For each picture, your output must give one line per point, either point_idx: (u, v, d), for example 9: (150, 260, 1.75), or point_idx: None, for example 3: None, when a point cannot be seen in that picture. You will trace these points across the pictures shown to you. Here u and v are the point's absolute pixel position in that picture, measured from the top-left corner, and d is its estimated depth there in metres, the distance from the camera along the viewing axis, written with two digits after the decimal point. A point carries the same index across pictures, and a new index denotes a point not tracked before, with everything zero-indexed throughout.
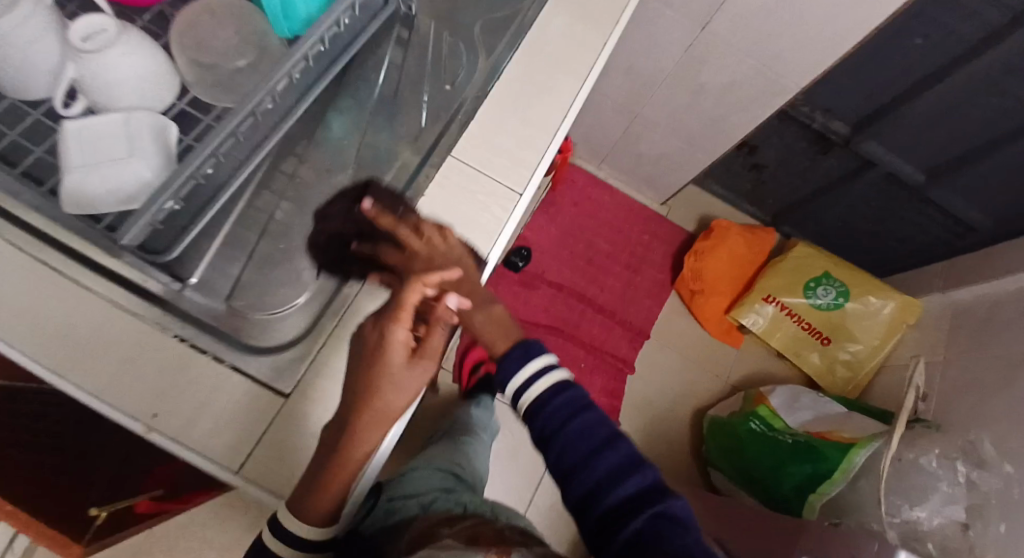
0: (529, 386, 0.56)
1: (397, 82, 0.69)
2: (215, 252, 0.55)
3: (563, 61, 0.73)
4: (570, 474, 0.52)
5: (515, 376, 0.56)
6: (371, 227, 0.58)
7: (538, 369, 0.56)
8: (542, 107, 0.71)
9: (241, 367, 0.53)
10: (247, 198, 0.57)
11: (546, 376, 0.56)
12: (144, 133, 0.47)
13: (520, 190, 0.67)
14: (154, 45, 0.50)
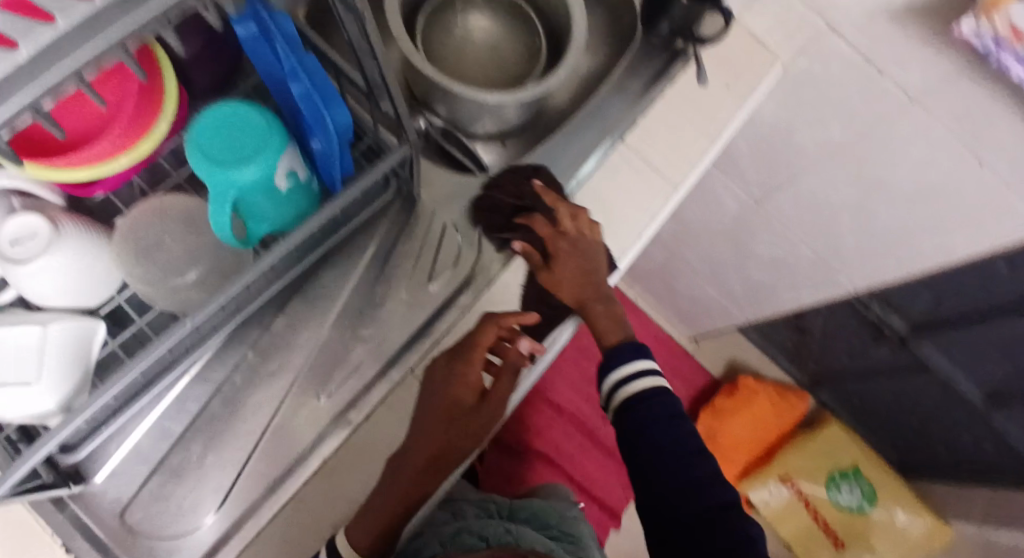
0: (633, 380, 0.58)
1: (388, 247, 0.61)
2: (126, 454, 0.52)
3: (713, 101, 0.73)
4: (655, 472, 0.56)
5: (624, 366, 0.59)
6: (534, 199, 0.60)
7: (645, 368, 0.59)
8: (685, 142, 0.71)
9: None
10: (178, 389, 0.54)
11: (650, 377, 0.59)
12: (65, 352, 0.42)
13: (653, 215, 0.68)
14: (92, 237, 0.44)
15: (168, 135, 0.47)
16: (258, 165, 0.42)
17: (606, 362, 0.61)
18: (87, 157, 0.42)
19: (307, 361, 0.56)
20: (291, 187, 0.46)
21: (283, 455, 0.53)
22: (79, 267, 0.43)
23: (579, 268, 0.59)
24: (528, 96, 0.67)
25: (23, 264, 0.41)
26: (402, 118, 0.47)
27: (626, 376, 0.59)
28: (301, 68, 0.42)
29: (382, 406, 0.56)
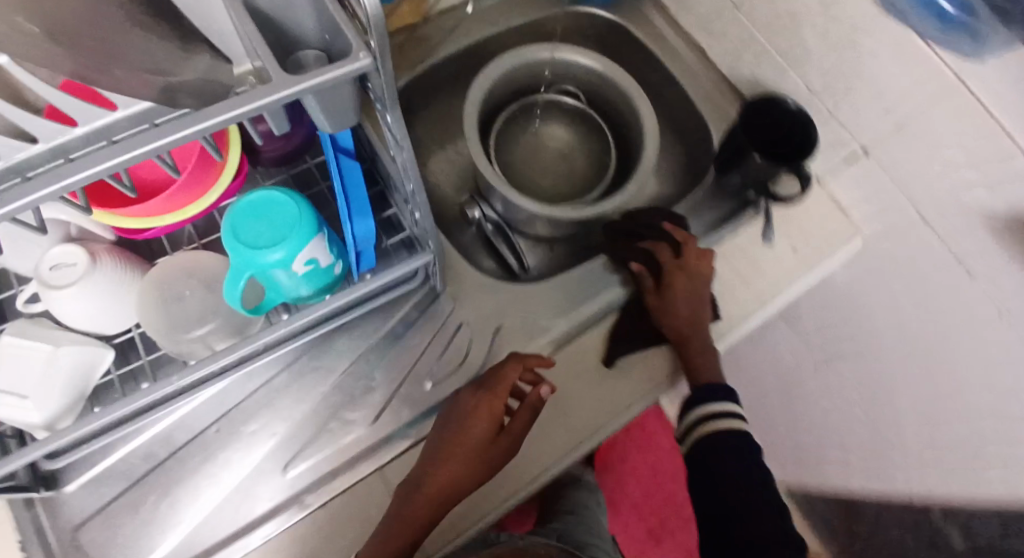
0: (714, 418, 0.63)
1: (405, 328, 0.60)
2: (103, 470, 0.54)
3: (830, 223, 0.72)
4: (728, 500, 0.60)
5: (709, 404, 0.63)
6: (663, 233, 0.66)
7: (726, 410, 0.63)
8: (810, 243, 0.71)
9: None
10: (169, 422, 0.55)
11: (728, 418, 0.63)
12: (67, 376, 0.46)
13: (753, 312, 0.68)
14: (128, 275, 0.48)
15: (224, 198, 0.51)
16: (281, 249, 0.44)
17: (693, 399, 0.64)
18: (138, 212, 0.46)
19: (293, 427, 0.56)
20: (308, 271, 0.47)
21: (241, 516, 0.53)
22: (105, 303, 0.47)
23: (686, 304, 0.62)
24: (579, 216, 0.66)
25: (59, 289, 0.45)
26: (428, 227, 0.48)
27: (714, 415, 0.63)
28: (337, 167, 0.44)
29: (342, 497, 0.55)
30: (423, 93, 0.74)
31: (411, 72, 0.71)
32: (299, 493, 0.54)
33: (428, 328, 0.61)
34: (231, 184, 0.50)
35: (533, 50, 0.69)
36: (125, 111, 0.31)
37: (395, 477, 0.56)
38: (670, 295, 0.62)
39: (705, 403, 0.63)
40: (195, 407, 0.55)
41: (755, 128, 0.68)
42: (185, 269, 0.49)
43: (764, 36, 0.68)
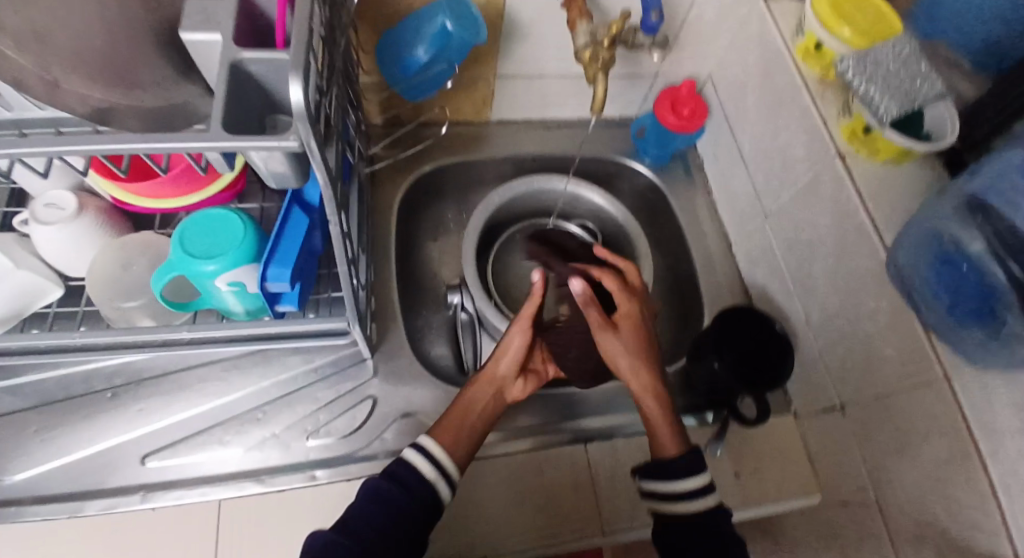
0: (675, 491, 0.49)
1: (322, 379, 0.62)
2: (14, 385, 0.59)
3: (790, 465, 0.66)
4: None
5: (672, 480, 0.49)
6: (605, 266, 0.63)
7: (692, 485, 0.49)
8: (764, 475, 0.65)
9: None
10: (89, 368, 0.60)
11: (693, 488, 0.49)
12: (16, 292, 0.52)
13: None
14: (103, 230, 0.53)
15: (211, 202, 0.53)
16: (211, 264, 0.47)
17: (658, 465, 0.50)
18: (123, 188, 0.50)
19: (181, 424, 0.59)
20: (233, 291, 0.50)
21: (96, 480, 0.56)
22: (72, 248, 0.52)
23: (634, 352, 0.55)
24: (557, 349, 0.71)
25: (40, 222, 0.50)
26: (347, 294, 0.50)
27: (679, 492, 0.49)
28: (286, 211, 0.48)
29: (174, 508, 0.54)
30: (460, 184, 0.79)
31: (456, 162, 0.76)
32: (145, 485, 0.56)
33: (338, 390, 0.62)
34: (216, 194, 0.53)
35: (551, 181, 0.75)
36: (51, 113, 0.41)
37: (227, 515, 0.54)
38: (612, 344, 0.55)
39: (665, 477, 0.50)
40: (114, 366, 0.60)
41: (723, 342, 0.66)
42: (143, 249, 0.53)
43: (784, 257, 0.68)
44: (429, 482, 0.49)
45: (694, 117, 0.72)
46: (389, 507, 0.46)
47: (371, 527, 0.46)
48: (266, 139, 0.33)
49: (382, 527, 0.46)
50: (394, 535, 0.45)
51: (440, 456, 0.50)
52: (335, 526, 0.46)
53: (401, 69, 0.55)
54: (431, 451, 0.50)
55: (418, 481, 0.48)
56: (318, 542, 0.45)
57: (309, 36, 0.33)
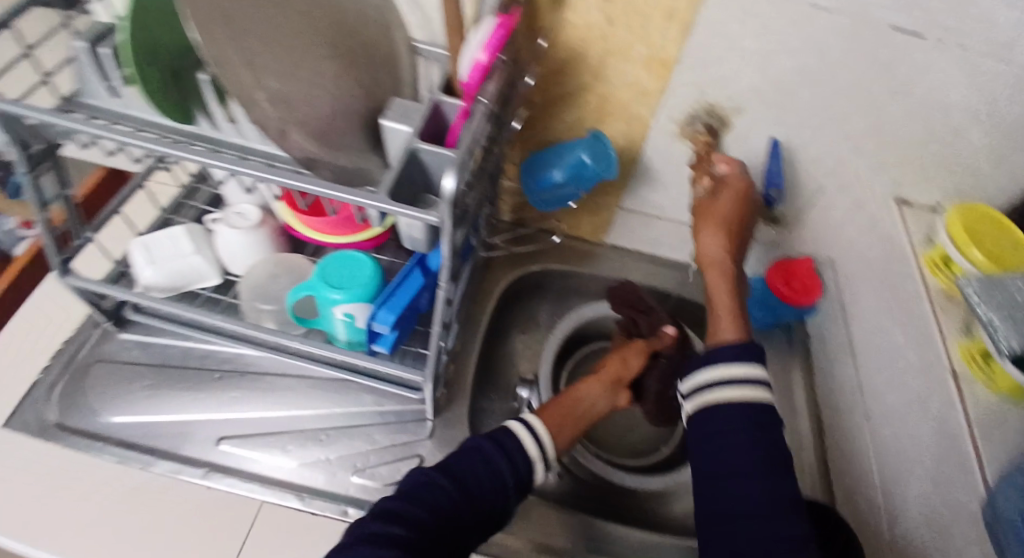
0: (708, 387, 0.49)
1: (384, 422, 0.68)
2: (148, 343, 0.71)
3: None
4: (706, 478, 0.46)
5: (711, 368, 0.49)
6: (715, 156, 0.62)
7: (735, 376, 0.48)
8: None
9: (32, 392, 0.66)
10: (205, 348, 0.70)
11: (735, 386, 0.48)
12: (184, 272, 0.63)
13: None
14: (267, 244, 0.64)
15: (355, 246, 0.63)
16: (341, 292, 0.55)
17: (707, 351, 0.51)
18: (296, 218, 0.61)
19: (256, 421, 0.66)
20: (344, 321, 0.58)
21: (174, 445, 0.64)
22: (241, 251, 0.63)
23: (721, 235, 0.57)
24: (615, 478, 0.69)
25: (230, 226, 0.62)
26: (431, 353, 0.56)
27: (725, 376, 0.48)
28: (408, 270, 0.56)
29: (225, 494, 0.61)
30: (562, 289, 0.85)
31: (564, 270, 0.82)
32: (210, 462, 0.63)
33: (393, 439, 0.67)
34: (364, 241, 0.63)
35: None
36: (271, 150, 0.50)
37: (263, 518, 0.60)
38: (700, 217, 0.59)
39: (716, 363, 0.49)
40: (224, 352, 0.70)
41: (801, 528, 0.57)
42: (290, 268, 0.64)
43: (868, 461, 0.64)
44: (530, 461, 0.50)
45: (805, 292, 0.71)
46: (492, 470, 0.48)
47: (474, 482, 0.46)
48: (415, 211, 0.40)
49: (484, 488, 0.46)
50: (492, 502, 0.46)
51: (544, 435, 0.52)
52: (443, 469, 0.46)
53: (540, 181, 0.63)
54: (535, 428, 0.52)
55: (521, 453, 0.50)
56: (424, 481, 0.46)
57: (473, 144, 0.41)
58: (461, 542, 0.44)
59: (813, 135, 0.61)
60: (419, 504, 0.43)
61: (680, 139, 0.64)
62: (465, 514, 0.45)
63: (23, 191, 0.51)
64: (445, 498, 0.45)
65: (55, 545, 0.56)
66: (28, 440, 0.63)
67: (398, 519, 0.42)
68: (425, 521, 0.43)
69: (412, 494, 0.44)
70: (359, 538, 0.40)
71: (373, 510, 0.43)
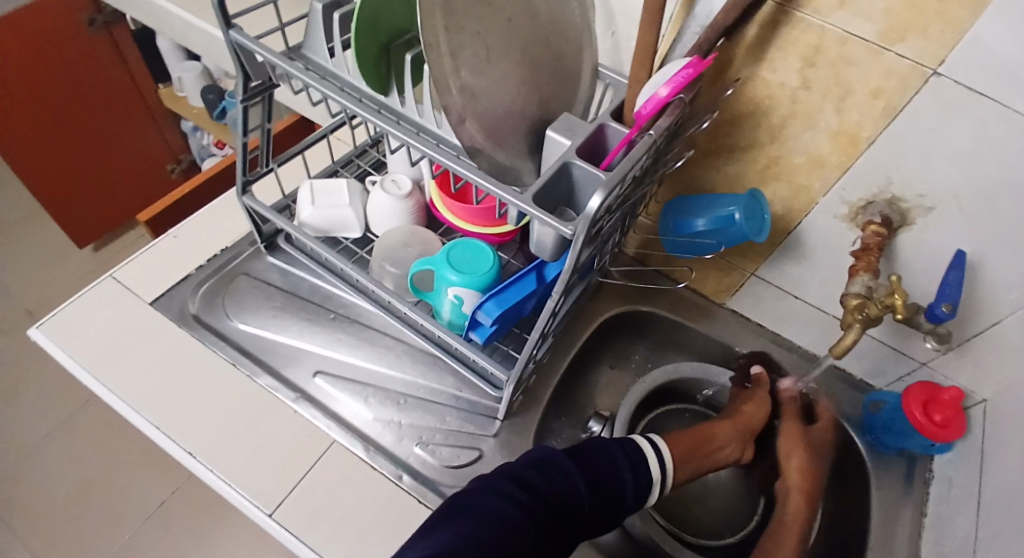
0: None
1: (460, 407, 0.70)
2: (285, 271, 0.79)
3: None
4: None
5: None
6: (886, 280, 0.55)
7: None
8: None
9: (186, 284, 0.77)
10: (328, 290, 0.77)
11: None
12: (332, 219, 0.69)
13: None
14: (409, 214, 0.69)
15: (484, 238, 0.66)
16: (458, 276, 0.58)
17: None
18: (441, 197, 0.65)
19: (349, 367, 0.71)
20: (452, 303, 0.60)
21: (277, 364, 0.71)
22: (385, 214, 0.68)
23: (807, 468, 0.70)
24: (667, 548, 0.65)
25: (382, 188, 0.67)
26: (523, 358, 0.57)
27: None
28: (524, 272, 0.57)
29: (307, 421, 0.67)
30: (667, 338, 0.82)
31: (675, 320, 0.79)
32: (303, 390, 0.69)
33: (462, 426, 0.69)
34: (493, 236, 0.65)
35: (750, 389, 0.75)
36: (444, 132, 0.52)
37: (330, 456, 0.65)
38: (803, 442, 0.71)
39: None
40: (343, 299, 0.76)
41: None
42: (420, 241, 0.68)
43: None
44: (651, 476, 0.55)
45: (946, 428, 0.61)
46: (614, 469, 0.52)
47: (597, 474, 0.50)
48: (553, 219, 0.42)
49: (604, 481, 0.51)
50: (610, 496, 0.51)
51: (665, 452, 0.58)
52: (570, 452, 0.51)
53: (678, 224, 0.62)
54: (658, 447, 0.58)
55: (642, 463, 0.55)
56: (552, 457, 0.50)
57: (628, 173, 0.42)
58: (581, 523, 0.48)
59: (1004, 257, 0.53)
60: (545, 477, 0.48)
61: (847, 223, 0.60)
62: (585, 500, 0.49)
63: (234, 116, 0.60)
64: (570, 478, 0.49)
65: (167, 417, 0.66)
66: (170, 322, 0.73)
67: (526, 484, 0.46)
68: (549, 493, 0.47)
69: (541, 465, 0.49)
70: (491, 489, 0.45)
71: (502, 470, 0.48)
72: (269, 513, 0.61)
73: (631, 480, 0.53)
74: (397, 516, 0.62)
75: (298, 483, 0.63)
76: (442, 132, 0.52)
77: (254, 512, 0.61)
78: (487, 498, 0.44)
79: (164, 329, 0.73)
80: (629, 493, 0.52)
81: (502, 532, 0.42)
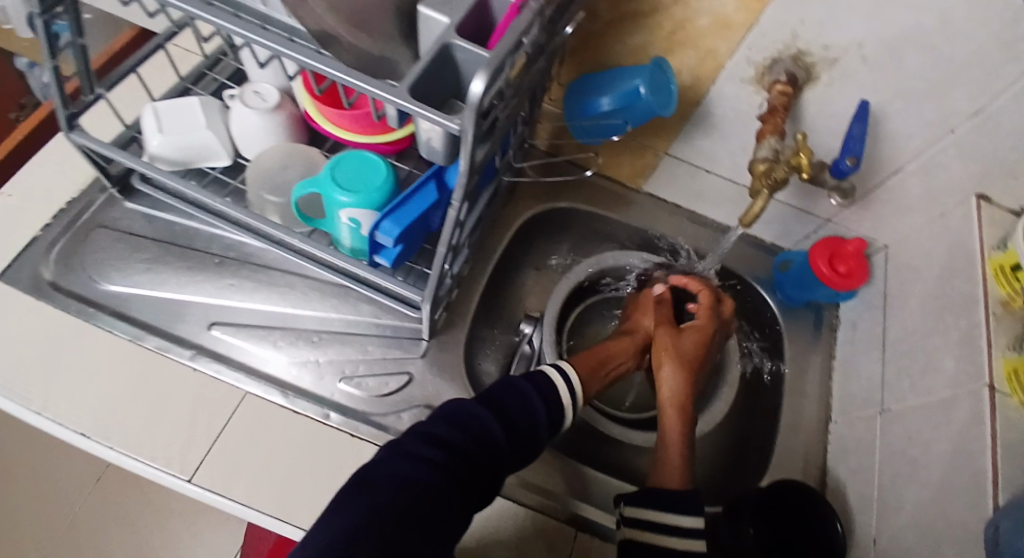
0: (636, 515, 0.52)
1: (379, 334, 0.66)
2: (151, 217, 0.68)
3: None
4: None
5: (643, 507, 0.52)
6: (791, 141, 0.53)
7: (655, 521, 0.51)
8: None
9: (32, 247, 0.64)
10: (208, 231, 0.68)
11: (658, 529, 0.50)
12: (188, 146, 0.59)
13: None
14: (282, 130, 0.59)
15: (375, 149, 0.58)
16: (347, 196, 0.51)
17: (642, 491, 0.54)
18: (314, 105, 0.56)
19: (249, 313, 0.65)
20: (349, 227, 0.54)
21: (170, 323, 0.63)
22: (252, 133, 0.59)
23: (681, 377, 0.63)
24: (603, 427, 0.67)
25: (242, 101, 0.57)
26: (435, 275, 0.52)
27: (655, 521, 0.51)
28: (422, 182, 0.51)
29: (211, 378, 0.61)
30: (586, 231, 0.80)
31: (593, 212, 0.77)
32: (199, 346, 0.62)
33: (385, 352, 0.65)
34: (384, 145, 0.57)
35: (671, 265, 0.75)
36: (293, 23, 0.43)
37: (245, 408, 0.59)
38: (669, 357, 0.65)
39: (658, 505, 0.52)
40: (228, 240, 0.68)
41: (762, 510, 0.54)
42: (300, 159, 0.59)
43: (855, 461, 0.59)
44: (558, 393, 0.53)
45: (850, 279, 0.63)
46: (524, 404, 0.50)
47: (509, 415, 0.48)
48: (437, 114, 0.36)
49: (518, 419, 0.48)
50: (525, 434, 0.48)
51: (575, 384, 0.55)
52: (480, 399, 0.48)
53: (582, 107, 0.57)
54: (568, 376, 0.55)
55: (555, 400, 0.52)
56: (461, 408, 0.47)
57: (513, 49, 0.36)
58: (499, 464, 0.46)
59: (905, 105, 0.53)
60: (454, 428, 0.45)
61: (754, 86, 0.57)
62: (501, 442, 0.46)
63: (33, 31, 0.47)
64: (483, 423, 0.46)
65: (47, 399, 0.57)
66: (23, 295, 0.62)
67: (435, 440, 0.43)
68: (461, 443, 0.44)
69: (451, 418, 0.45)
70: (401, 452, 0.42)
71: (410, 429, 0.45)
72: (188, 479, 0.55)
73: (545, 414, 0.51)
74: (327, 455, 0.58)
75: (217, 442, 0.57)
76: (292, 23, 0.43)
77: (172, 481, 0.55)
78: (398, 462, 0.41)
79: (16, 303, 0.62)
80: (544, 431, 0.50)
81: (416, 495, 0.39)
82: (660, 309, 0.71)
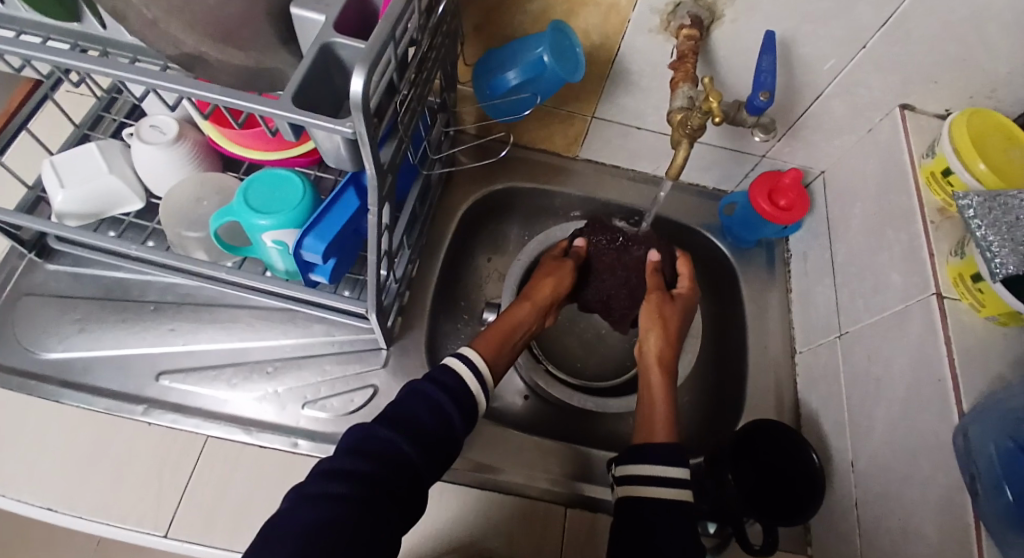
0: (631, 472, 0.50)
1: (335, 352, 0.64)
2: (78, 274, 0.65)
3: None
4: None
5: (642, 463, 0.50)
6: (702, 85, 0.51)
7: (648, 474, 0.49)
8: None
9: None
10: (139, 279, 0.65)
11: (649, 482, 0.49)
12: (96, 194, 0.56)
13: None
14: (191, 159, 0.56)
15: (291, 163, 0.56)
16: (263, 219, 0.49)
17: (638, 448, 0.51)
18: (216, 130, 0.53)
19: (198, 355, 0.62)
20: (277, 250, 0.52)
21: (116, 380, 0.61)
22: (160, 168, 0.56)
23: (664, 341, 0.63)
24: (576, 403, 0.67)
25: (140, 137, 0.54)
26: (372, 284, 0.50)
27: (651, 476, 0.49)
28: (340, 190, 0.49)
29: (167, 429, 0.58)
30: (531, 208, 0.79)
31: (532, 187, 0.75)
32: (149, 399, 0.60)
33: (345, 369, 0.63)
34: (298, 157, 0.55)
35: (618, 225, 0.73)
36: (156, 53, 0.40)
37: (207, 453, 0.57)
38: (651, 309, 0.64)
39: (649, 460, 0.50)
40: (162, 284, 0.65)
41: (743, 452, 0.53)
42: (214, 190, 0.56)
43: (824, 388, 0.60)
44: (471, 393, 0.51)
45: (792, 211, 0.63)
46: (434, 411, 0.48)
47: (418, 427, 0.46)
48: (325, 121, 0.34)
49: (428, 428, 0.47)
50: (442, 441, 0.47)
51: (482, 368, 0.53)
52: (384, 419, 0.46)
53: (491, 85, 0.55)
54: (474, 362, 0.53)
55: (463, 391, 0.50)
56: (364, 433, 0.45)
57: (390, 38, 0.34)
58: (418, 481, 0.45)
59: (811, 29, 0.52)
60: (360, 457, 0.43)
61: (662, 34, 0.55)
62: (415, 460, 0.45)
63: None
64: (391, 446, 0.45)
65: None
66: None
67: (341, 476, 0.42)
68: (369, 472, 0.43)
69: (356, 448, 0.44)
70: (303, 498, 0.41)
71: (318, 467, 0.44)
72: (165, 534, 0.54)
73: (459, 414, 0.49)
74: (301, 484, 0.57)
75: (185, 491, 0.55)
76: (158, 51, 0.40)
77: (149, 539, 0.54)
78: (302, 510, 0.40)
79: None
80: (461, 432, 0.48)
81: (327, 544, 0.38)
82: (655, 276, 0.67)
